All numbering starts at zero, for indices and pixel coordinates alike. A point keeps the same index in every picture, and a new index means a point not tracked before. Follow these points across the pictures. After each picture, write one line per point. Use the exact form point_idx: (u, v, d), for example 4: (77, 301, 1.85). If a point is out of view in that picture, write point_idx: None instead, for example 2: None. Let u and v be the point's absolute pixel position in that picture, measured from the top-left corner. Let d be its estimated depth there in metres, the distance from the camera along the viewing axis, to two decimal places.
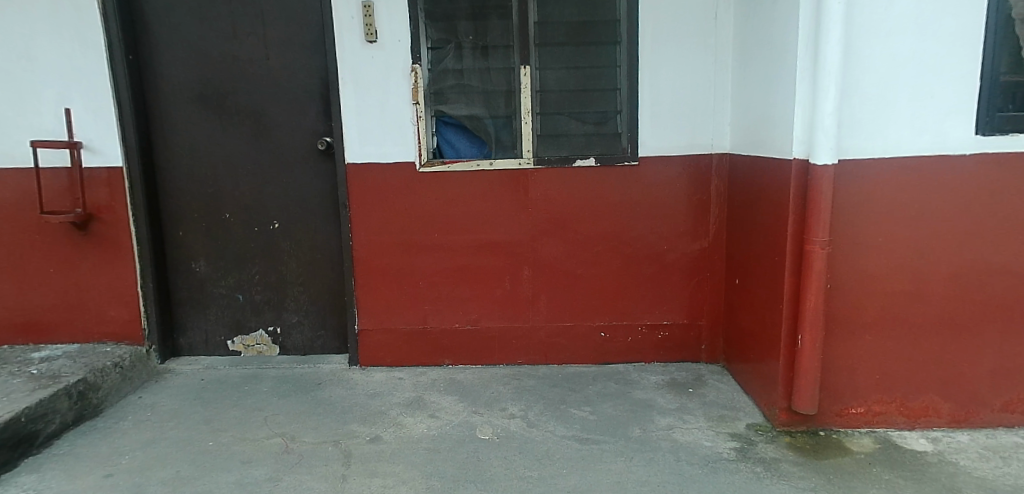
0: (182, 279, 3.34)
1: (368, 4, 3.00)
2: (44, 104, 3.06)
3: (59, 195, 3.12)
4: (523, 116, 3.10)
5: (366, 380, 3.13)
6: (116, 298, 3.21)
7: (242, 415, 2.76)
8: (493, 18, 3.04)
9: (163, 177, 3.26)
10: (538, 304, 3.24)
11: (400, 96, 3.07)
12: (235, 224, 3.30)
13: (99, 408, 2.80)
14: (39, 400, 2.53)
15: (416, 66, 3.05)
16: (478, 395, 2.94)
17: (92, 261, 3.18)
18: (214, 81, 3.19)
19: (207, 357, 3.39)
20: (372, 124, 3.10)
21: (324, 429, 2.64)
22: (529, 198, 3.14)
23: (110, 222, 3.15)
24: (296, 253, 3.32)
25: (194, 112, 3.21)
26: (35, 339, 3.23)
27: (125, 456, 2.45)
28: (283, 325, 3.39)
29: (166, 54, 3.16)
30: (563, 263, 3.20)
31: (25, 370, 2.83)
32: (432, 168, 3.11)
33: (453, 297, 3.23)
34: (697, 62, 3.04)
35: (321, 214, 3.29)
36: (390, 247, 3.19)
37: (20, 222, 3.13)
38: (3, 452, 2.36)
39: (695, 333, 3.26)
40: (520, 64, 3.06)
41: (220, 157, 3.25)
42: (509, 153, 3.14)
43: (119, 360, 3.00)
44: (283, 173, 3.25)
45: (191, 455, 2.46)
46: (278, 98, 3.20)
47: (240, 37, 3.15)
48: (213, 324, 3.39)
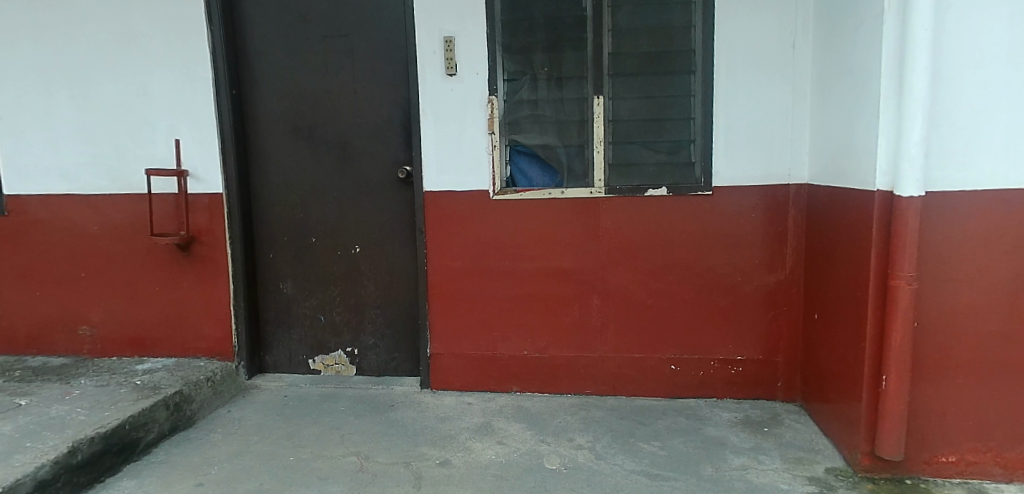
0: (271, 300, 3.54)
1: (449, 39, 3.14)
2: (158, 136, 3.34)
3: (167, 219, 3.38)
4: (596, 145, 3.14)
5: (437, 403, 3.21)
6: (212, 316, 3.43)
7: (320, 433, 2.88)
8: (568, 49, 3.12)
9: (257, 203, 3.48)
10: (608, 334, 3.24)
11: (477, 126, 3.18)
12: (320, 247, 3.48)
13: (192, 420, 2.98)
14: (142, 409, 2.72)
15: (493, 97, 3.15)
16: (546, 424, 2.96)
17: (192, 280, 3.41)
18: (306, 113, 3.40)
19: (290, 375, 3.57)
20: (449, 154, 3.21)
21: (396, 451, 2.72)
22: (599, 227, 3.17)
23: (209, 244, 3.38)
24: (375, 277, 3.46)
25: (287, 142, 3.42)
26: (140, 352, 3.49)
27: (215, 466, 2.60)
28: (360, 347, 3.53)
29: (264, 87, 3.40)
30: (634, 292, 3.19)
31: (130, 381, 3.06)
32: (505, 196, 3.19)
33: (524, 324, 3.28)
34: (773, 90, 3.00)
35: (399, 240, 3.42)
36: (464, 273, 3.28)
37: (131, 244, 3.41)
38: (109, 458, 2.53)
39: (770, 369, 3.17)
40: (594, 94, 3.12)
41: (308, 184, 3.44)
42: (580, 182, 3.18)
43: (211, 375, 3.20)
44: (365, 199, 3.41)
45: (274, 469, 2.58)
46: (363, 129, 3.37)
47: (331, 72, 3.35)
48: (296, 344, 3.57)
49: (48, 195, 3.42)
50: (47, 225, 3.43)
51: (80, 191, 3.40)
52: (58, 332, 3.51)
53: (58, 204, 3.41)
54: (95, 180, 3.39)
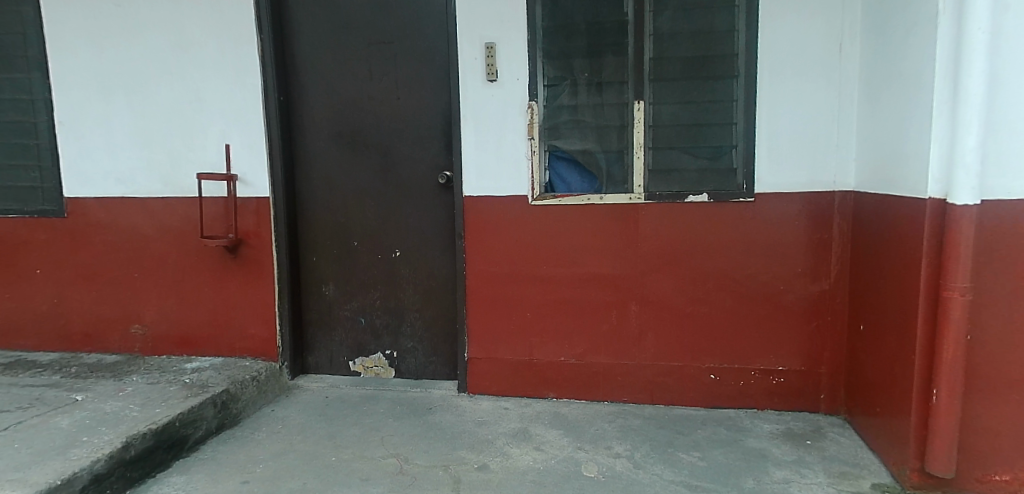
0: (313, 301, 3.61)
1: (490, 45, 3.16)
2: (209, 141, 3.44)
3: (217, 222, 3.48)
4: (636, 151, 3.13)
5: (474, 408, 3.23)
6: (258, 317, 3.52)
7: (360, 434, 2.93)
8: (609, 54, 3.11)
9: (302, 206, 3.55)
10: (646, 342, 3.21)
11: (516, 131, 3.20)
12: (361, 251, 3.53)
13: (237, 418, 3.07)
14: (191, 407, 2.80)
15: (533, 103, 3.16)
16: (584, 431, 2.96)
17: (239, 281, 3.50)
18: (349, 119, 3.46)
19: (331, 376, 3.64)
20: (489, 159, 3.24)
21: (434, 454, 2.75)
22: (639, 233, 3.15)
23: (256, 247, 3.47)
24: (414, 281, 3.50)
25: (331, 147, 3.49)
26: (189, 351, 3.60)
27: (260, 464, 2.66)
28: (399, 350, 3.57)
29: (310, 93, 3.47)
30: (674, 299, 3.16)
31: (179, 379, 3.16)
32: (544, 201, 3.20)
33: (562, 330, 3.28)
34: (819, 95, 2.94)
35: (438, 244, 3.45)
36: (502, 277, 3.29)
37: (182, 246, 3.52)
38: (160, 453, 2.61)
39: (813, 381, 3.10)
40: (634, 100, 3.10)
41: (351, 188, 3.50)
42: (620, 187, 3.17)
43: (257, 374, 3.28)
44: (406, 204, 3.46)
45: (316, 468, 2.63)
46: (405, 135, 3.42)
47: (374, 78, 3.41)
48: (337, 345, 3.63)
49: (106, 198, 3.55)
50: (104, 227, 3.56)
51: (135, 195, 3.52)
52: (112, 330, 3.64)
53: (114, 206, 3.54)
54: (150, 184, 3.51)
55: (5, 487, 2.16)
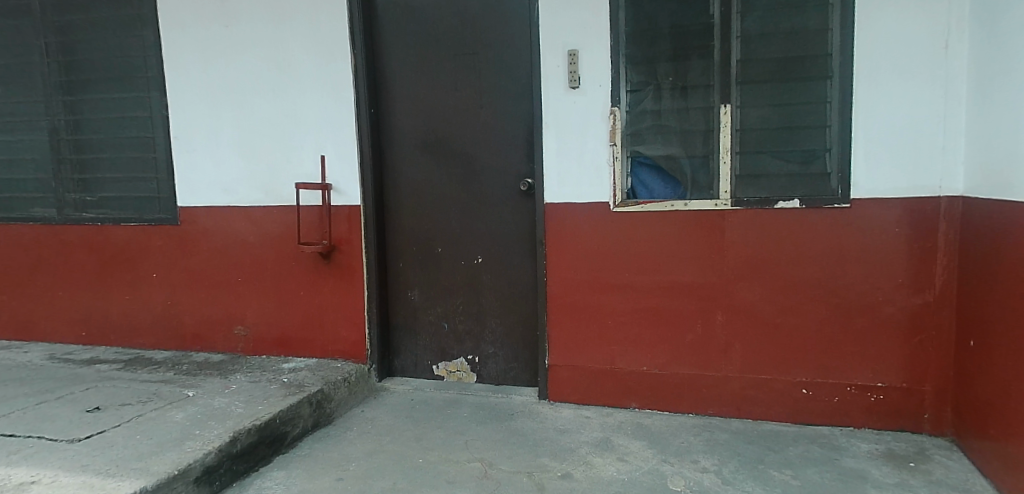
0: (399, 306, 3.73)
1: (573, 52, 3.17)
2: (305, 152, 3.62)
3: (312, 229, 3.65)
4: (722, 156, 3.06)
5: (555, 415, 3.25)
6: (348, 320, 3.66)
7: (445, 437, 3.00)
8: (694, 58, 3.05)
9: (389, 214, 3.68)
10: (733, 354, 3.13)
11: (599, 138, 3.19)
12: (446, 256, 3.62)
13: (330, 417, 3.21)
14: (290, 405, 2.95)
15: (615, 109, 3.14)
16: (668, 443, 2.91)
17: (331, 285, 3.66)
18: (435, 128, 3.55)
19: (415, 379, 3.74)
20: (571, 167, 3.24)
21: (518, 460, 2.77)
22: (724, 242, 3.07)
23: (347, 253, 3.62)
24: (495, 287, 3.55)
25: (417, 156, 3.60)
26: (285, 352, 3.79)
27: (352, 463, 2.77)
28: (481, 355, 3.63)
29: (398, 104, 3.59)
30: (763, 310, 3.06)
31: (278, 378, 3.34)
32: (627, 208, 3.17)
33: (644, 339, 3.23)
34: (922, 96, 2.78)
35: (520, 252, 3.49)
36: (583, 285, 3.29)
37: (280, 252, 3.71)
38: (262, 448, 2.76)
39: (915, 399, 2.93)
40: (721, 103, 3.03)
41: (436, 195, 3.59)
42: (705, 193, 3.10)
43: (348, 375, 3.42)
44: (489, 211, 3.51)
45: (405, 469, 2.71)
46: (488, 143, 3.47)
47: (459, 88, 3.48)
48: (421, 349, 3.73)
49: (213, 207, 3.79)
50: (211, 234, 3.81)
51: (239, 204, 3.75)
52: (217, 330, 3.89)
53: (220, 214, 3.79)
54: (253, 194, 3.73)
55: (129, 474, 2.28)
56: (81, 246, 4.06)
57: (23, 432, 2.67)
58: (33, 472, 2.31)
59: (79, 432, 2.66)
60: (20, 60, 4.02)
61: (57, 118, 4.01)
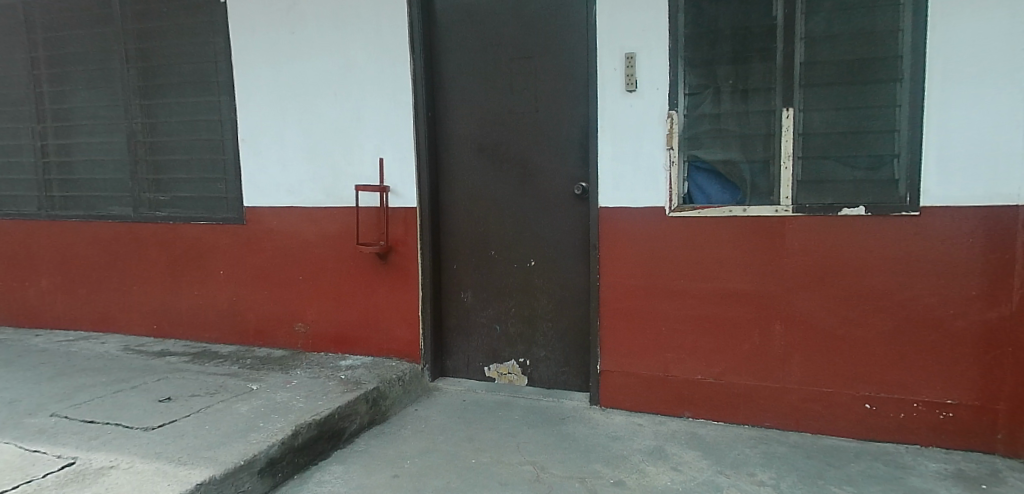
0: (452, 307, 3.78)
1: (631, 55, 3.14)
2: (365, 155, 3.70)
3: (369, 229, 3.73)
4: (783, 160, 2.98)
5: (607, 421, 3.23)
6: (402, 320, 3.73)
7: (497, 439, 3.02)
8: (756, 60, 2.99)
9: (445, 216, 3.73)
10: (792, 365, 3.04)
11: (656, 142, 3.15)
12: (499, 259, 3.64)
13: (385, 415, 3.28)
14: (347, 402, 3.03)
15: (673, 112, 3.10)
16: (724, 455, 2.86)
17: (387, 285, 3.74)
18: (491, 132, 3.58)
19: (467, 380, 3.78)
20: (627, 171, 3.22)
21: (570, 465, 2.77)
22: (784, 249, 3.00)
23: (403, 254, 3.69)
24: (547, 290, 3.56)
25: (472, 160, 3.64)
26: (342, 350, 3.89)
27: (406, 460, 2.82)
28: (532, 358, 3.64)
29: (454, 107, 3.64)
30: (823, 320, 2.97)
31: (336, 374, 3.43)
32: (683, 213, 3.13)
33: (699, 347, 3.18)
34: (1000, 99, 2.65)
35: (573, 256, 3.48)
36: (637, 291, 3.26)
37: (339, 252, 3.81)
38: (322, 443, 2.84)
39: (987, 418, 2.79)
40: (783, 107, 2.96)
41: (490, 198, 3.62)
42: (765, 199, 3.03)
43: (402, 374, 3.49)
44: (543, 215, 3.52)
45: (458, 469, 2.74)
46: (543, 147, 3.48)
47: (515, 92, 3.50)
48: (473, 351, 3.77)
49: (277, 208, 3.92)
50: (274, 233, 3.94)
51: (301, 205, 3.87)
52: (278, 327, 4.02)
53: (283, 214, 3.91)
54: (314, 195, 3.84)
55: (199, 463, 2.38)
56: (153, 244, 4.25)
57: (102, 419, 2.82)
58: (111, 458, 2.43)
59: (152, 421, 2.79)
60: (102, 66, 4.25)
61: (135, 121, 4.21)
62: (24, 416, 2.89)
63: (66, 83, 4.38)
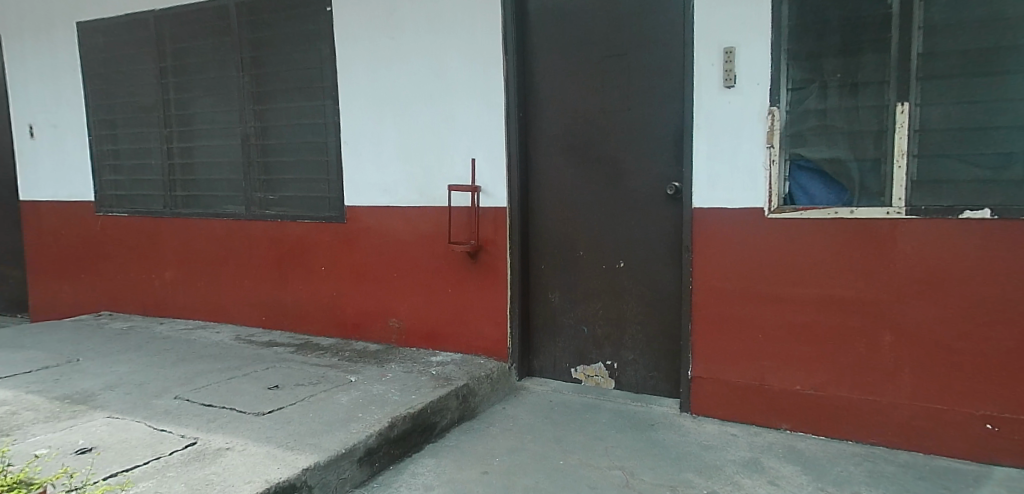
0: (541, 307, 3.80)
1: (730, 49, 3.04)
2: (458, 156, 3.78)
3: (461, 228, 3.81)
4: (896, 159, 2.80)
5: (699, 429, 3.15)
6: (491, 318, 3.78)
7: (585, 442, 3.01)
8: (867, 52, 2.82)
9: (534, 216, 3.75)
10: (901, 378, 2.86)
11: (755, 140, 3.03)
12: (588, 260, 3.63)
13: (474, 412, 3.35)
14: (439, 396, 3.11)
15: (774, 109, 2.98)
16: (825, 471, 2.72)
17: (477, 283, 3.80)
18: (581, 132, 3.57)
19: (554, 381, 3.79)
20: (723, 171, 3.12)
21: (661, 472, 2.72)
22: (894, 254, 2.82)
23: (493, 253, 3.74)
24: (637, 292, 3.51)
25: (563, 160, 3.64)
26: (433, 346, 3.99)
27: (496, 458, 2.86)
28: (620, 361, 3.61)
29: (545, 106, 3.66)
30: (937, 332, 2.77)
31: (427, 370, 3.53)
32: (783, 214, 3.00)
33: (797, 356, 3.04)
34: None
35: (664, 257, 3.41)
36: (731, 295, 3.16)
37: (431, 249, 3.91)
38: (415, 436, 2.93)
39: None
40: (897, 101, 2.78)
41: (580, 198, 3.61)
42: (875, 200, 2.86)
43: (491, 372, 3.55)
44: (633, 215, 3.47)
45: (547, 469, 2.75)
46: (635, 146, 3.43)
47: (607, 90, 3.48)
48: (561, 351, 3.77)
49: (374, 206, 4.08)
50: (371, 231, 4.10)
51: (397, 204, 4.00)
52: (374, 321, 4.18)
53: (380, 213, 4.06)
54: (410, 195, 3.96)
55: (305, 449, 2.52)
56: (262, 240, 4.53)
57: (218, 403, 3.04)
58: (227, 440, 2.61)
59: (262, 407, 2.97)
60: (221, 74, 4.57)
61: (248, 125, 4.49)
62: (151, 397, 3.16)
63: (189, 90, 4.74)
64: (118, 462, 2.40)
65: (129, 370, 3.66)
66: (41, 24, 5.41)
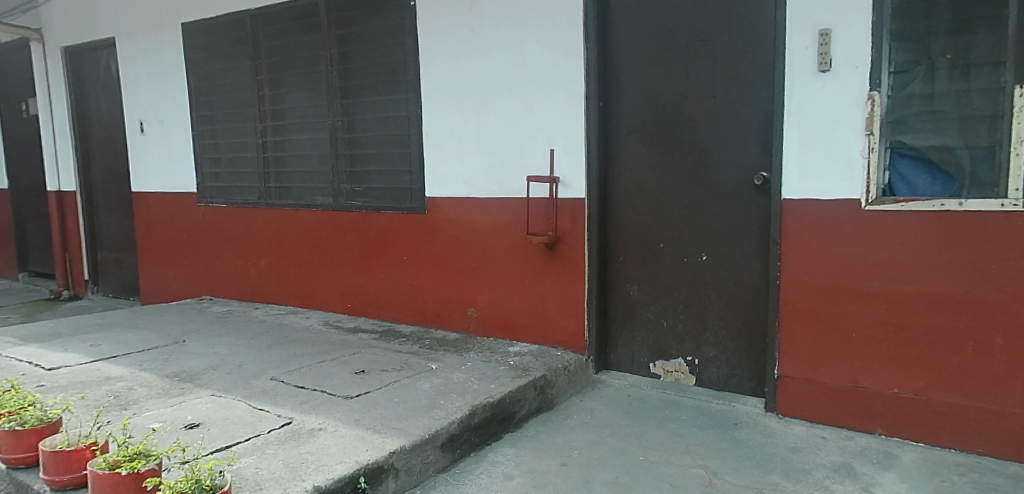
0: (619, 300, 3.75)
1: (826, 31, 2.89)
2: (537, 147, 3.78)
3: (540, 219, 3.82)
4: (1013, 145, 2.59)
5: (785, 431, 3.04)
6: (569, 310, 3.77)
7: (665, 438, 2.96)
8: (980, 31, 2.63)
9: (614, 207, 3.71)
10: (1014, 384, 2.65)
11: (852, 128, 2.87)
12: (668, 253, 3.56)
13: (551, 404, 3.36)
14: (518, 387, 3.14)
15: (874, 93, 2.80)
16: (925, 480, 2.57)
17: (555, 275, 3.80)
18: (664, 121, 3.50)
19: (632, 376, 3.74)
20: (816, 160, 2.98)
21: (745, 473, 2.64)
22: (1007, 250, 2.60)
23: (571, 244, 3.73)
24: (720, 286, 3.41)
25: (644, 150, 3.58)
26: (510, 336, 4.03)
27: (575, 450, 2.86)
28: (701, 357, 3.52)
29: (626, 95, 3.60)
30: None
31: (505, 360, 3.56)
32: (882, 205, 2.83)
33: (895, 357, 2.87)
34: None
35: (750, 251, 3.30)
36: (823, 292, 3.02)
37: (510, 240, 3.93)
38: (494, 425, 2.97)
39: None
40: (1014, 84, 2.57)
41: (661, 189, 3.54)
42: (987, 191, 2.66)
43: (568, 364, 3.54)
44: (717, 207, 3.37)
45: (626, 464, 2.72)
46: (720, 135, 3.33)
47: (691, 78, 3.39)
48: (639, 345, 3.72)
49: (454, 197, 4.15)
50: (451, 221, 4.17)
51: (476, 195, 4.05)
52: (453, 310, 4.26)
53: (460, 204, 4.13)
54: (489, 186, 4.00)
55: (391, 433, 2.59)
56: (348, 230, 4.69)
57: (309, 385, 3.18)
58: (319, 421, 2.73)
59: (350, 391, 3.09)
60: (311, 70, 4.75)
61: (336, 119, 4.66)
62: (249, 378, 3.34)
63: (281, 86, 4.96)
64: (223, 438, 2.55)
65: (228, 351, 3.89)
66: (150, 26, 5.79)
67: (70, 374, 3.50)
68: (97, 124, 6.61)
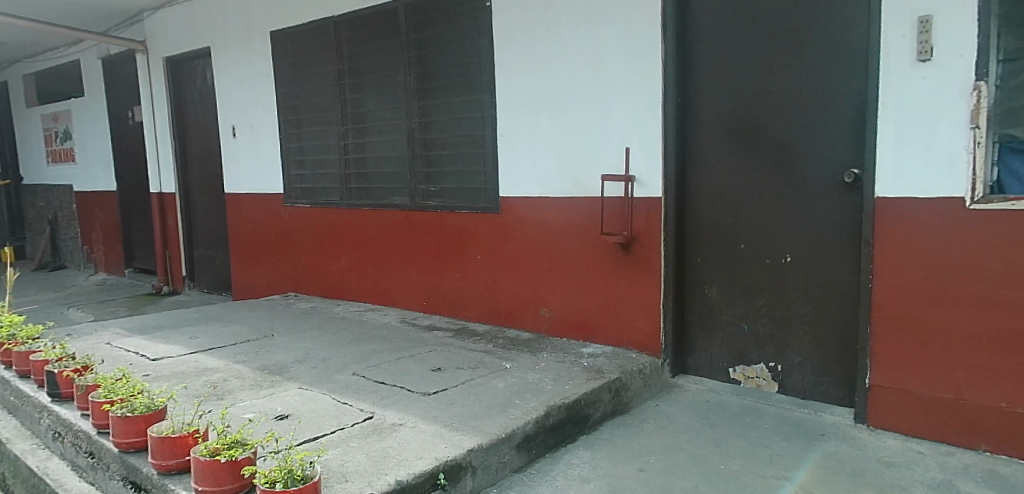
0: (697, 301, 3.66)
1: (925, 19, 2.71)
2: (612, 146, 3.73)
3: (615, 219, 3.77)
4: None
5: (878, 443, 2.88)
6: (644, 312, 3.71)
7: (748, 447, 2.86)
8: None
9: (692, 206, 3.62)
10: None
11: (954, 121, 2.69)
12: (749, 254, 3.44)
13: (626, 407, 3.31)
14: (593, 389, 3.11)
15: (981, 83, 2.61)
16: None
17: (630, 275, 3.74)
18: (746, 118, 3.39)
19: (710, 380, 3.64)
20: (913, 156, 2.81)
21: (835, 487, 2.52)
22: None
23: (647, 244, 3.66)
24: (805, 290, 3.26)
25: (724, 148, 3.47)
26: (584, 337, 4.00)
27: (652, 455, 2.81)
28: (784, 363, 3.38)
29: (706, 92, 3.51)
30: None
31: (579, 361, 3.54)
32: (990, 204, 2.63)
33: (1002, 368, 2.66)
34: None
35: (839, 252, 3.15)
36: (919, 297, 2.84)
37: (584, 240, 3.91)
38: (569, 426, 2.95)
39: None
40: None
41: (743, 188, 3.43)
42: None
43: (643, 367, 3.49)
44: (802, 206, 3.23)
45: (706, 473, 2.65)
46: (806, 132, 3.19)
47: (775, 72, 3.26)
48: (718, 349, 3.61)
49: (529, 197, 4.16)
50: (525, 221, 4.18)
51: (550, 195, 4.04)
52: (526, 310, 4.27)
53: (534, 203, 4.13)
54: (563, 186, 3.98)
55: (468, 431, 2.63)
56: (424, 229, 4.79)
57: (389, 381, 3.26)
58: (399, 416, 2.80)
59: (428, 387, 3.15)
60: (390, 74, 4.87)
61: (414, 121, 4.76)
62: (334, 372, 3.47)
63: (362, 90, 5.11)
64: (311, 430, 2.66)
65: (313, 346, 4.05)
66: (241, 36, 6.09)
67: (172, 365, 3.73)
68: (195, 129, 7.01)
